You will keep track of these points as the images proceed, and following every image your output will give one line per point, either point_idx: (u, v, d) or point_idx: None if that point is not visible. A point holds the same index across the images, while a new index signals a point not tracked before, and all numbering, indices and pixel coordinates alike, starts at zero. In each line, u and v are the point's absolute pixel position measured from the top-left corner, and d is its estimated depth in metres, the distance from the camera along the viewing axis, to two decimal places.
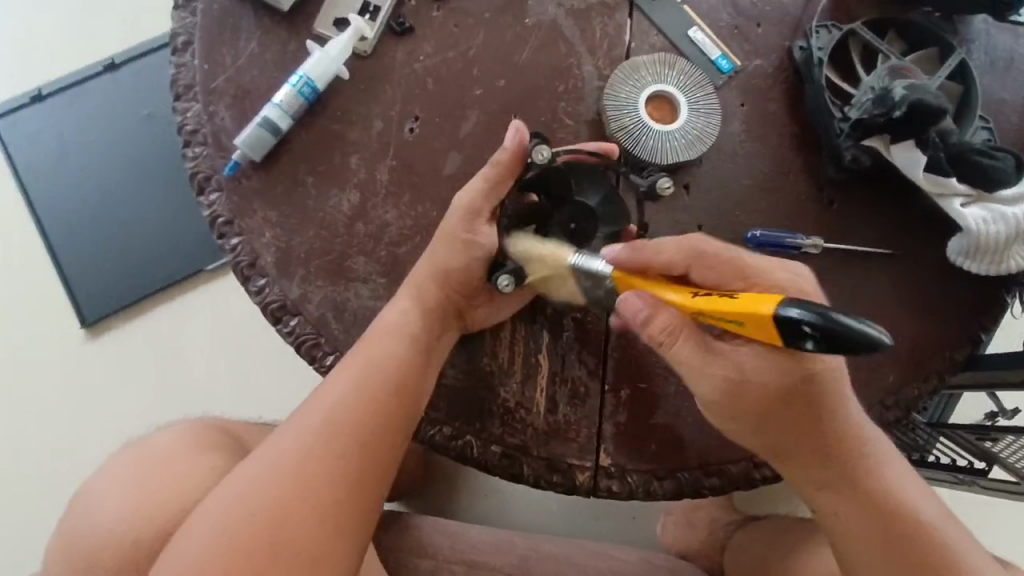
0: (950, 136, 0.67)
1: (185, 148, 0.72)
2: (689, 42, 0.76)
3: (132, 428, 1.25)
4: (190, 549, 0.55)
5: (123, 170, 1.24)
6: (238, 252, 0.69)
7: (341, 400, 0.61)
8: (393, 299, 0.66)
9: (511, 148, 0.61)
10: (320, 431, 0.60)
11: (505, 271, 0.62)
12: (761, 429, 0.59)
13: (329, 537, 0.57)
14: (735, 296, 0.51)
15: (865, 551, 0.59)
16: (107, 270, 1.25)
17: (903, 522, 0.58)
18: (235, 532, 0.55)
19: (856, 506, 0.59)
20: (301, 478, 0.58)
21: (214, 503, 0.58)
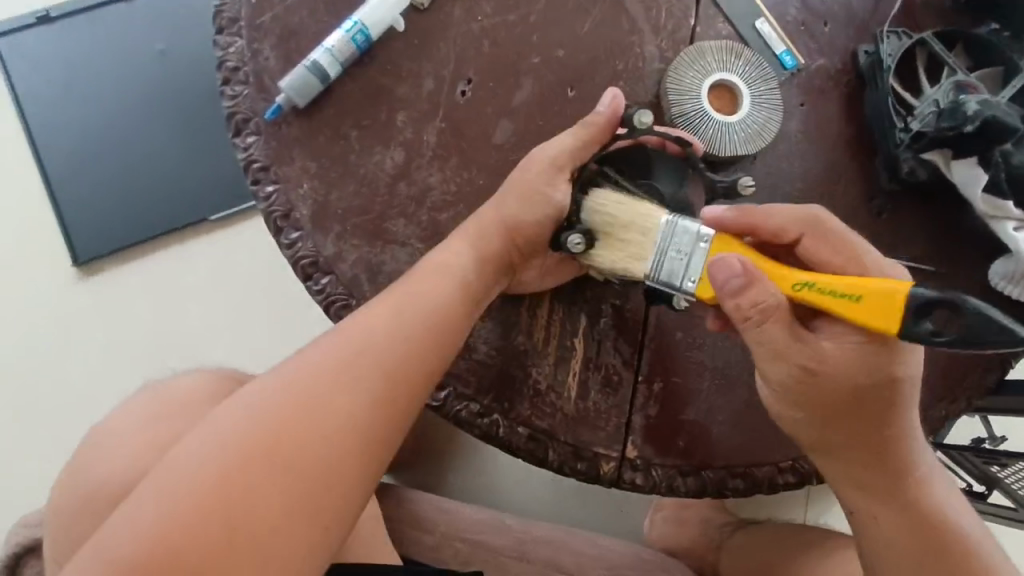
0: (1013, 157, 0.66)
1: (225, 85, 0.69)
2: (755, 32, 0.73)
3: (118, 373, 1.20)
4: (181, 466, 0.48)
5: (132, 105, 1.19)
6: (272, 201, 0.68)
7: (374, 327, 0.55)
8: (447, 242, 0.63)
9: (605, 113, 0.63)
10: (344, 357, 0.53)
11: (576, 231, 0.60)
12: (827, 419, 0.57)
13: (327, 482, 0.49)
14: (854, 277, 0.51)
15: (904, 555, 0.57)
16: (105, 209, 1.19)
17: (943, 531, 0.58)
18: (236, 453, 0.48)
19: (900, 510, 0.58)
20: (311, 407, 0.50)
21: (215, 419, 0.50)
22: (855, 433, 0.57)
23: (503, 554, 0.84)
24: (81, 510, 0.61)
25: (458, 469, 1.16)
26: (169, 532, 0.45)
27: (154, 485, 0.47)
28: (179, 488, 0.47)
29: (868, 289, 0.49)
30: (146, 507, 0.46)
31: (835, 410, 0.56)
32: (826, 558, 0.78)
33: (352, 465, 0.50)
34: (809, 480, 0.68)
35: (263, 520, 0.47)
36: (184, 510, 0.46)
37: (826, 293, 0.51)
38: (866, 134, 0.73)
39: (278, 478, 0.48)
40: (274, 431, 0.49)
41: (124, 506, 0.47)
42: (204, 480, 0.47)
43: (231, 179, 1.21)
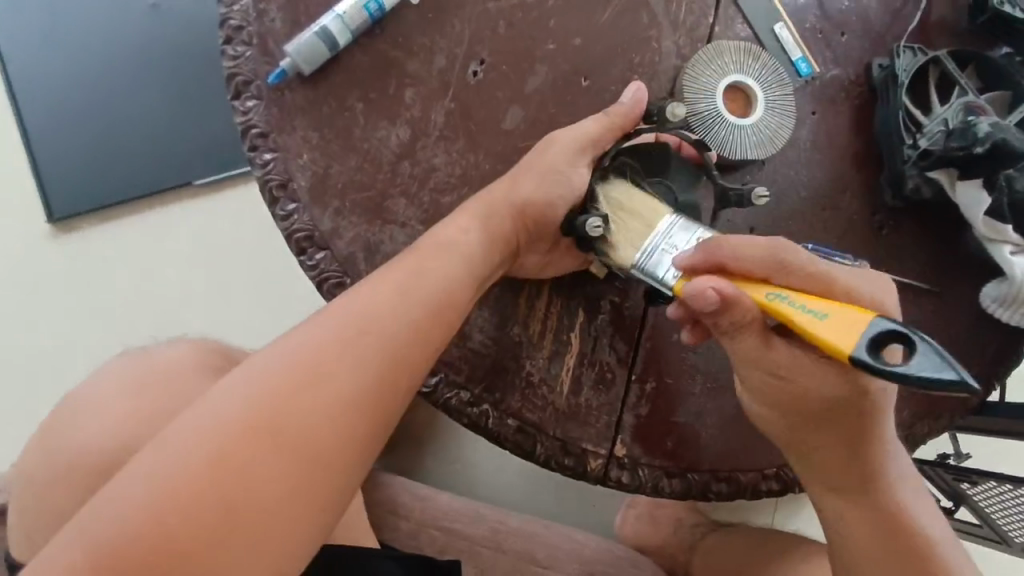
0: (1016, 182, 0.65)
1: (226, 45, 0.66)
2: (773, 37, 0.72)
3: (89, 336, 1.16)
4: (177, 440, 0.45)
5: (120, 59, 1.14)
6: (269, 170, 0.65)
7: (380, 306, 0.54)
8: (453, 217, 0.62)
9: (627, 103, 0.64)
10: (347, 334, 0.52)
11: (595, 214, 0.59)
12: (800, 427, 0.55)
13: (329, 458, 0.47)
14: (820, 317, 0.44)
15: (868, 559, 0.57)
16: (85, 165, 1.15)
17: (909, 536, 0.57)
18: (235, 428, 0.45)
19: (867, 513, 0.57)
20: (317, 382, 0.49)
21: (215, 392, 0.48)
22: (827, 441, 0.55)
23: (480, 544, 0.83)
24: (50, 477, 0.58)
25: (436, 455, 1.15)
26: (164, 510, 0.42)
27: (148, 459, 0.44)
28: (175, 463, 0.44)
29: (838, 312, 0.44)
30: (139, 482, 0.43)
31: (807, 420, 0.54)
32: (797, 564, 0.79)
33: (351, 447, 0.49)
34: (790, 488, 0.68)
35: (260, 501, 0.44)
36: (181, 486, 0.43)
37: (796, 311, 0.46)
38: (873, 148, 0.73)
39: (278, 459, 0.46)
40: (276, 408, 0.47)
41: (116, 480, 0.44)
42: (201, 457, 0.44)
43: (220, 145, 1.17)
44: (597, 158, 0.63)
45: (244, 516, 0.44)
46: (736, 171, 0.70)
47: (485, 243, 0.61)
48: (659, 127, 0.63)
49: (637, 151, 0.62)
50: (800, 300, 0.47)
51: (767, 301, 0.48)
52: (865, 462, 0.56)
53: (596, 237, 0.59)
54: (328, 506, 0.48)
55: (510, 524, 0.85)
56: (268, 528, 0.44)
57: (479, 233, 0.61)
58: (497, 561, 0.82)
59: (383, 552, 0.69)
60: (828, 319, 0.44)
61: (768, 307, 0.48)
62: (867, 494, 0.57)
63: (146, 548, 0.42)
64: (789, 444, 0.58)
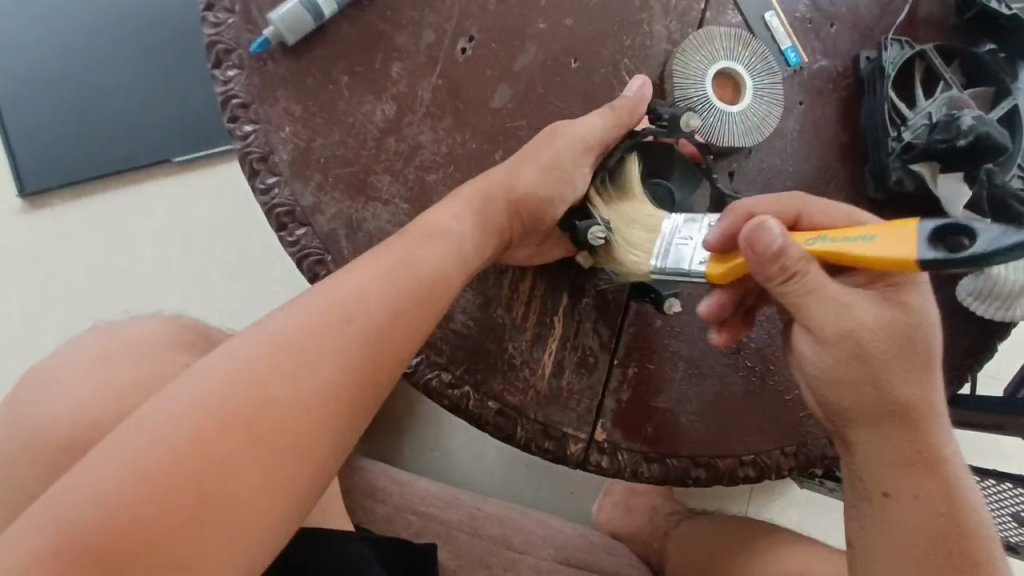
0: (995, 176, 0.64)
1: (207, 12, 0.65)
2: (763, 25, 0.72)
3: (57, 312, 1.12)
4: (151, 423, 0.44)
5: (97, 28, 1.11)
6: (249, 142, 0.64)
7: (360, 288, 0.52)
8: (443, 200, 0.61)
9: (632, 96, 0.63)
10: (327, 318, 0.50)
11: (594, 224, 0.60)
12: (874, 381, 0.52)
13: (302, 445, 0.46)
14: (873, 233, 0.46)
15: (918, 544, 0.53)
16: (58, 137, 1.11)
17: (962, 525, 0.53)
18: (212, 412, 0.44)
19: (931, 488, 0.53)
20: (292, 368, 0.47)
21: (193, 373, 0.46)
22: (895, 408, 0.52)
23: (456, 528, 0.82)
24: (13, 453, 0.56)
25: (414, 441, 1.15)
26: (134, 495, 0.41)
27: (117, 440, 0.43)
28: (147, 447, 0.42)
29: (884, 227, 0.46)
30: (109, 464, 0.42)
31: (876, 366, 0.51)
32: (772, 550, 0.79)
33: (329, 435, 0.48)
34: (768, 475, 0.68)
35: (236, 488, 0.43)
36: (152, 469, 0.42)
37: (840, 241, 0.48)
38: (859, 140, 0.73)
39: (251, 448, 0.44)
40: (254, 392, 0.46)
41: (87, 461, 0.43)
42: (176, 439, 0.43)
43: (199, 121, 1.14)
44: (603, 156, 0.64)
45: (216, 505, 0.43)
46: (724, 158, 0.70)
47: (471, 220, 0.60)
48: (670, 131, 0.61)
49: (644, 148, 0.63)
50: (841, 236, 0.49)
51: (810, 244, 0.50)
52: (928, 435, 0.53)
53: (594, 246, 0.60)
54: (304, 492, 0.47)
55: (487, 510, 0.85)
56: (241, 515, 0.43)
57: (464, 211, 0.60)
58: (473, 547, 0.81)
59: (357, 535, 0.68)
60: (880, 235, 0.45)
61: (813, 250, 0.50)
62: (927, 473, 0.53)
63: (113, 533, 0.40)
64: (859, 414, 0.53)
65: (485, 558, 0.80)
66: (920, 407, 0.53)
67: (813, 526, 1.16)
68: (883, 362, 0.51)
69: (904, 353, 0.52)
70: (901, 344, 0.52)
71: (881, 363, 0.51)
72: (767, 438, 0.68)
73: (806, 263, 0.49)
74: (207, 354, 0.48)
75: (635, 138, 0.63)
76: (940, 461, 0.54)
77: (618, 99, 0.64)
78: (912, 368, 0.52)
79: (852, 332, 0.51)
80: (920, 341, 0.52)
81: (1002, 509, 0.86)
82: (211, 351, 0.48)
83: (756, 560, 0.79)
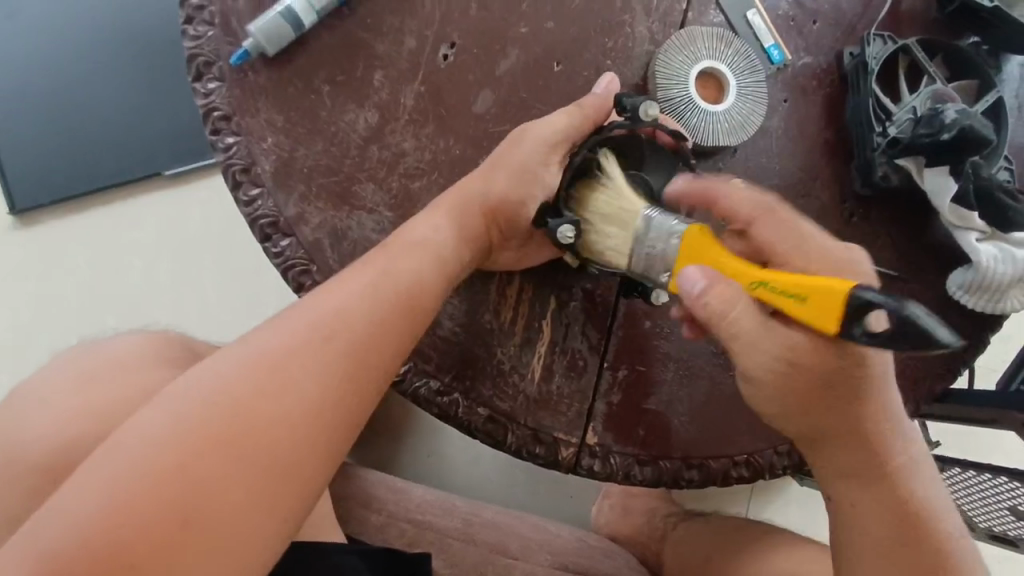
0: (981, 170, 0.66)
1: (187, 24, 0.65)
2: (745, 23, 0.72)
3: (49, 327, 1.12)
4: (134, 443, 0.43)
5: (84, 42, 1.10)
6: (231, 153, 0.64)
7: (344, 305, 0.52)
8: (426, 212, 0.61)
9: (600, 94, 0.63)
10: (312, 335, 0.50)
11: (566, 220, 0.58)
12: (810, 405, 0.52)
13: (287, 463, 0.46)
14: (800, 296, 0.45)
15: (875, 545, 0.54)
16: (47, 153, 1.11)
17: (922, 525, 0.54)
18: (194, 432, 0.44)
19: (874, 492, 0.54)
20: (274, 386, 0.47)
21: (177, 392, 0.46)
22: (844, 426, 0.53)
23: (451, 536, 0.81)
24: None
25: (411, 448, 1.14)
26: (118, 519, 0.41)
27: (102, 461, 0.43)
28: (129, 467, 0.42)
29: (812, 289, 0.44)
30: (92, 486, 0.42)
31: (806, 396, 0.51)
32: (769, 551, 0.79)
33: (314, 448, 0.47)
34: (761, 475, 0.68)
35: (218, 509, 0.43)
36: (135, 490, 0.42)
37: (772, 292, 0.47)
38: (845, 137, 0.73)
39: (235, 467, 0.44)
40: (236, 407, 0.46)
41: (70, 482, 0.43)
42: (160, 459, 0.43)
43: (190, 133, 1.14)
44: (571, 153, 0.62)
45: (201, 526, 0.42)
46: (708, 159, 0.70)
47: (453, 230, 0.60)
48: (635, 125, 0.59)
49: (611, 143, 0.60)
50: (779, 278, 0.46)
51: (753, 290, 0.48)
52: (882, 446, 0.54)
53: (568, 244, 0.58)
54: (293, 512, 0.46)
55: (483, 517, 0.85)
56: (225, 533, 0.43)
57: (445, 221, 0.60)
58: (469, 554, 0.80)
59: (348, 547, 0.67)
60: (807, 301, 0.44)
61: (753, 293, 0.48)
62: (882, 479, 0.54)
63: (94, 557, 0.40)
64: (814, 439, 0.54)
65: (480, 564, 0.80)
66: (869, 425, 0.53)
67: (812, 525, 1.15)
68: (819, 390, 0.50)
69: (847, 382, 0.50)
70: (844, 380, 0.50)
71: (819, 390, 0.50)
72: (759, 438, 0.67)
73: (732, 298, 0.48)
74: (190, 371, 0.48)
75: (600, 134, 0.61)
76: (895, 468, 0.54)
77: (587, 98, 0.64)
78: (857, 393, 0.51)
79: (788, 376, 0.50)
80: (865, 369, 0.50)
81: (998, 503, 0.86)
82: (194, 367, 0.49)
83: (755, 560, 0.78)
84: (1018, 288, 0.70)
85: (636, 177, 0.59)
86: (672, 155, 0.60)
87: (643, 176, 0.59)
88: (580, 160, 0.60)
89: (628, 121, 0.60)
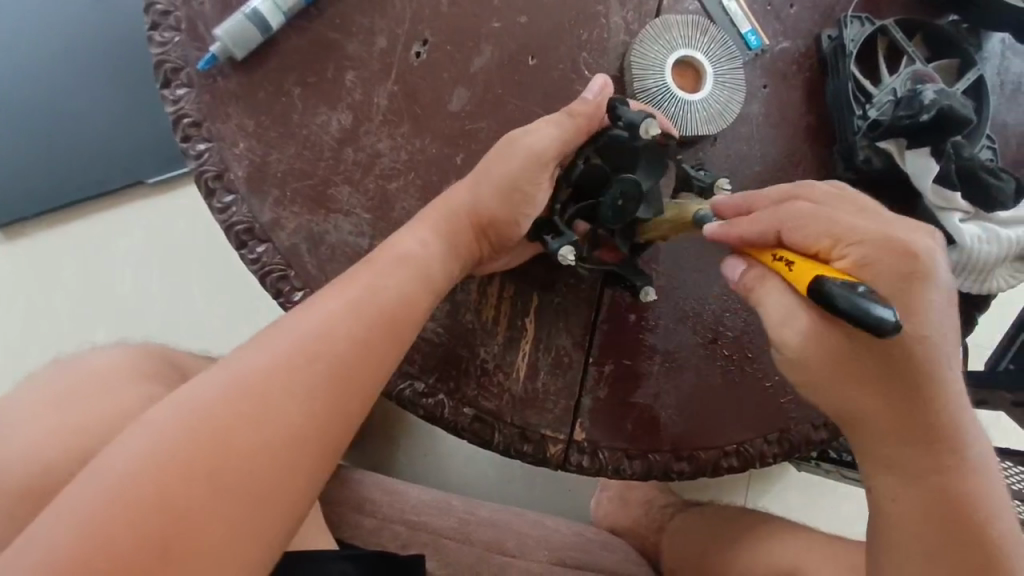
0: (963, 149, 0.67)
1: (153, 30, 0.64)
2: (722, 10, 0.71)
3: (37, 340, 1.11)
4: (110, 467, 0.43)
5: (54, 50, 1.08)
6: (203, 160, 0.63)
7: (319, 323, 0.51)
8: (412, 225, 0.60)
9: (592, 101, 0.60)
10: (291, 354, 0.49)
11: (566, 244, 0.58)
12: (844, 380, 0.49)
13: (268, 479, 0.45)
14: (792, 263, 0.47)
15: (919, 547, 0.51)
16: (26, 164, 1.10)
17: (975, 525, 0.51)
18: (170, 456, 0.43)
19: (926, 488, 0.51)
20: (252, 406, 0.46)
21: (153, 414, 0.46)
22: (873, 384, 0.49)
23: (446, 536, 0.81)
24: None
25: (406, 449, 1.14)
26: (90, 546, 0.40)
27: (79, 486, 0.42)
28: (103, 492, 0.42)
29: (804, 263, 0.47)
30: (65, 514, 0.41)
31: (847, 370, 0.49)
32: (766, 540, 0.79)
33: (295, 468, 0.47)
34: (752, 464, 0.67)
35: (198, 530, 0.42)
36: (110, 518, 0.41)
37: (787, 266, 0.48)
38: (826, 120, 0.72)
39: (212, 487, 0.44)
40: (213, 428, 0.45)
41: (47, 508, 0.42)
42: (138, 484, 0.42)
43: (170, 141, 1.13)
44: (566, 161, 0.60)
45: (181, 548, 0.42)
46: (688, 147, 0.69)
47: (422, 231, 0.59)
48: (629, 133, 0.56)
49: (608, 149, 0.58)
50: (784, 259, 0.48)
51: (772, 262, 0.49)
52: (941, 440, 0.50)
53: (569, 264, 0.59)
54: (276, 527, 0.46)
55: (480, 515, 0.84)
56: (202, 555, 0.42)
57: (429, 233, 0.59)
58: (465, 554, 0.80)
59: (339, 552, 0.67)
60: (797, 267, 0.47)
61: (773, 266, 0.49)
62: (931, 476, 0.51)
63: None
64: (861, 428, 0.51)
65: (475, 564, 0.79)
66: (927, 410, 0.49)
67: (809, 510, 1.15)
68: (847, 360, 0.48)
69: (904, 370, 0.48)
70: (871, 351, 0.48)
71: (862, 373, 0.49)
72: (749, 427, 0.67)
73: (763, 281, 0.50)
74: (171, 393, 0.47)
75: (597, 141, 0.59)
76: (953, 462, 0.51)
77: (576, 104, 0.61)
78: (915, 382, 0.48)
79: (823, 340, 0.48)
80: (910, 351, 0.48)
81: None
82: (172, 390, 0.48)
83: (753, 550, 0.78)
84: (1003, 267, 0.70)
85: (628, 181, 0.55)
86: (664, 151, 0.58)
87: (636, 178, 0.56)
88: (580, 169, 0.59)
89: (621, 128, 0.57)
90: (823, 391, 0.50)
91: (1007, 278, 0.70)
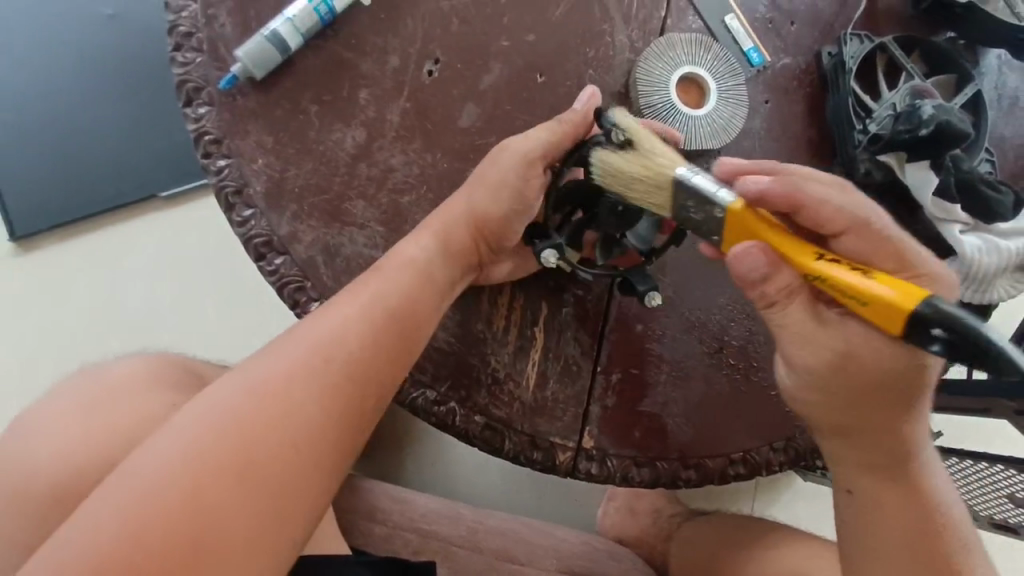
0: (961, 163, 0.69)
1: (175, 51, 0.66)
2: (724, 28, 0.73)
3: (52, 351, 1.13)
4: (141, 468, 0.44)
5: (73, 69, 1.11)
6: (223, 176, 0.65)
7: (337, 328, 0.53)
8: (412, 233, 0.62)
9: (580, 109, 0.62)
10: (311, 356, 0.51)
11: (549, 246, 0.59)
12: (847, 402, 0.51)
13: (292, 481, 0.47)
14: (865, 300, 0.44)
15: (888, 544, 0.55)
16: (44, 180, 1.12)
17: (934, 532, 0.56)
18: (200, 455, 0.45)
19: (897, 491, 0.55)
20: (275, 408, 0.48)
21: (179, 418, 0.47)
22: (874, 403, 0.51)
23: (456, 544, 0.82)
24: (9, 495, 0.57)
25: (415, 459, 1.15)
26: (127, 547, 0.41)
27: (110, 489, 0.44)
28: (136, 494, 0.43)
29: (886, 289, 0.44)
30: (98, 517, 0.42)
31: (859, 393, 0.50)
32: (772, 548, 0.79)
33: (318, 469, 0.49)
34: (759, 472, 0.68)
35: (227, 530, 0.44)
36: (143, 519, 0.42)
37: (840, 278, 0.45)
38: (827, 134, 0.74)
39: (241, 489, 0.45)
40: (240, 428, 0.47)
41: (78, 512, 0.43)
42: (170, 486, 0.44)
43: (184, 156, 1.16)
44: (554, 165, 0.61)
45: (211, 549, 0.43)
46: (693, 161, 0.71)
47: (431, 242, 0.61)
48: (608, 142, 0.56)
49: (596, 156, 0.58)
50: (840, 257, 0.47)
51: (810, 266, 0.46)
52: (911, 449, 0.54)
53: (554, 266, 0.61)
54: (299, 529, 0.47)
55: (489, 524, 0.85)
56: (229, 554, 0.44)
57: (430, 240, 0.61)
58: (474, 562, 0.81)
59: (353, 559, 0.69)
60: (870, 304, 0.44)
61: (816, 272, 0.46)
62: (898, 478, 0.55)
63: None
64: (842, 435, 0.54)
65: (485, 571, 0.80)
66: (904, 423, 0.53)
67: (815, 520, 1.16)
68: (867, 392, 0.50)
69: (896, 389, 0.50)
70: (892, 380, 0.49)
71: (862, 398, 0.51)
72: (755, 436, 0.68)
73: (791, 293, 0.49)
74: (194, 398, 0.49)
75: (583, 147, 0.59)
76: (920, 479, 0.55)
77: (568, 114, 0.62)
78: (902, 400, 0.51)
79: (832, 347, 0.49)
80: (919, 375, 0.50)
81: (997, 490, 0.87)
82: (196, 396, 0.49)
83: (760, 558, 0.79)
84: (1004, 278, 0.71)
85: None
86: None
87: None
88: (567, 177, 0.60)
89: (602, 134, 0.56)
90: (818, 404, 0.53)
91: (1008, 289, 0.71)
